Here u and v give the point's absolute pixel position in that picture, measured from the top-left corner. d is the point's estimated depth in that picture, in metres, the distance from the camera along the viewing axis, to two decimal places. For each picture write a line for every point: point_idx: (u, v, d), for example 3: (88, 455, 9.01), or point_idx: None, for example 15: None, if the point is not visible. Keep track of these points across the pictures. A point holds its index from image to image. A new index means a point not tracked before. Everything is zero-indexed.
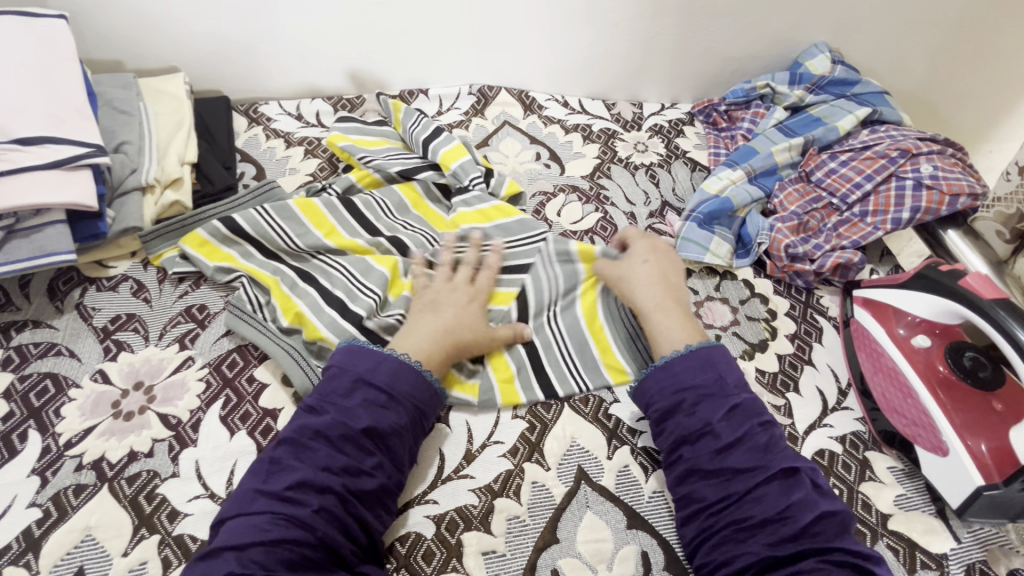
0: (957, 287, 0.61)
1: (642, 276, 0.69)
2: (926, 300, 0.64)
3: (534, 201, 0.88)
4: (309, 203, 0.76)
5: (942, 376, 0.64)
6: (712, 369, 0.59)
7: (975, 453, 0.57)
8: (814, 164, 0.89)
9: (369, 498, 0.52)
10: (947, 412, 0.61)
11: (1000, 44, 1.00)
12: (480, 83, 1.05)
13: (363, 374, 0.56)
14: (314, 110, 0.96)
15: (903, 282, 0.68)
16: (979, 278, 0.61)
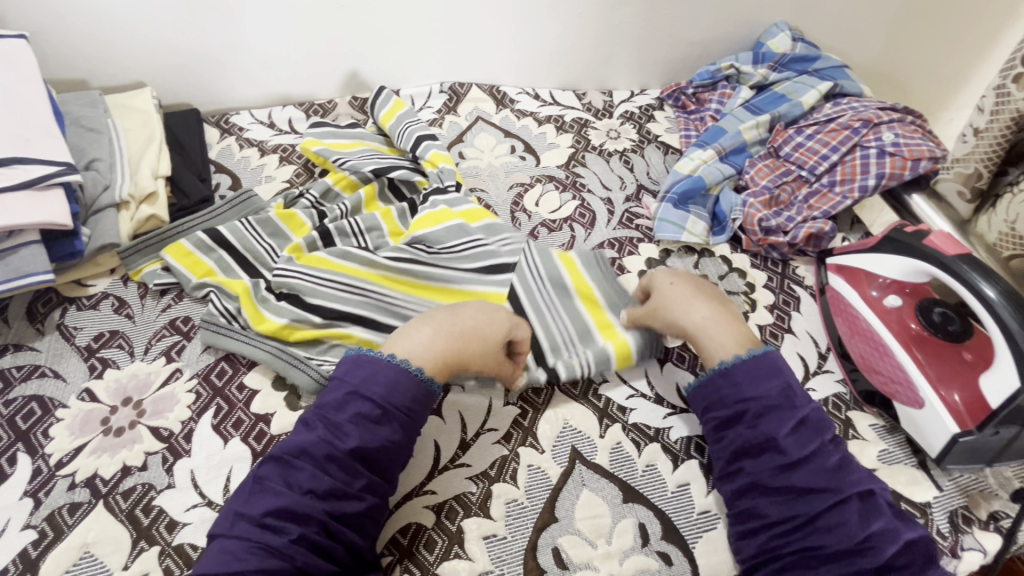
0: (921, 246, 0.63)
1: (676, 295, 0.64)
2: (895, 261, 0.66)
3: (513, 193, 0.90)
4: (290, 213, 0.77)
5: (914, 333, 0.65)
6: (763, 375, 0.57)
7: (950, 403, 0.59)
8: (781, 139, 0.91)
9: (364, 512, 0.51)
10: (920, 366, 0.62)
11: (950, 11, 1.03)
12: (450, 81, 1.05)
13: (358, 386, 0.53)
14: (286, 117, 0.96)
15: (872, 245, 0.70)
16: (942, 236, 0.63)
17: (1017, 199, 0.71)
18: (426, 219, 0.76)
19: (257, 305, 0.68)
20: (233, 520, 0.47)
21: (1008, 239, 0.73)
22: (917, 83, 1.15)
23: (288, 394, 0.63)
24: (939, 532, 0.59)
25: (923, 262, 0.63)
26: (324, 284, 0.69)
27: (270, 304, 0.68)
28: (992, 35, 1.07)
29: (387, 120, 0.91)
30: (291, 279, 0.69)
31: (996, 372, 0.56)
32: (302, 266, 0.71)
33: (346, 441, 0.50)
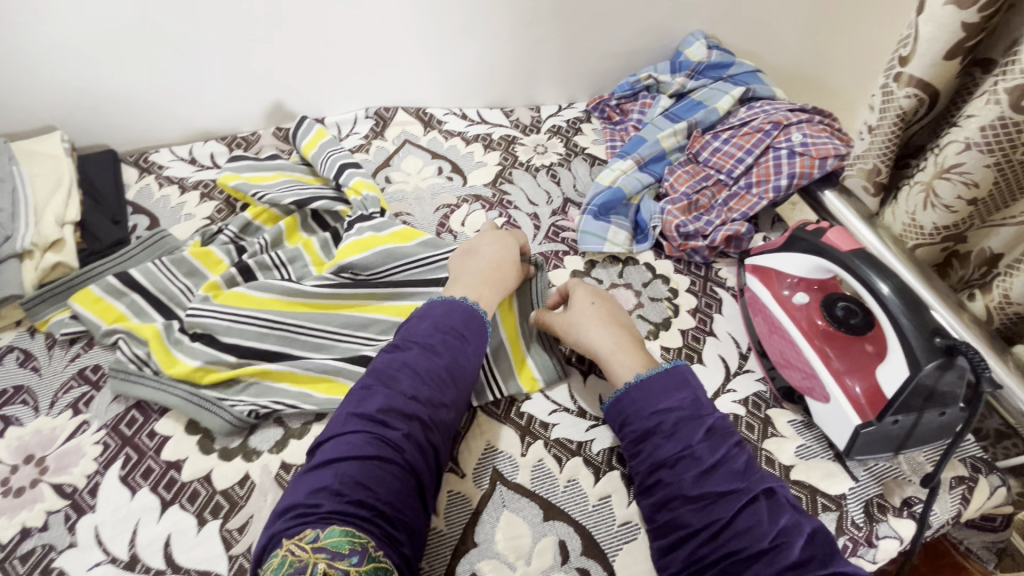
0: (821, 244, 0.65)
1: (589, 319, 0.68)
2: (801, 259, 0.67)
3: (440, 214, 0.90)
4: (206, 250, 0.76)
5: (822, 329, 0.66)
6: (676, 381, 0.60)
7: (852, 396, 0.61)
8: (699, 145, 0.94)
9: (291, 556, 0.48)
10: (827, 360, 0.64)
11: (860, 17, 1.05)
12: (376, 106, 1.06)
13: (411, 360, 0.58)
14: (207, 152, 0.95)
15: (781, 245, 0.71)
16: (838, 232, 0.64)
17: (912, 192, 0.74)
18: (353, 246, 0.75)
19: (166, 351, 0.66)
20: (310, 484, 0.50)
21: (911, 230, 0.76)
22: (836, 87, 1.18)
23: (201, 437, 0.62)
24: (855, 523, 0.60)
25: (825, 260, 0.65)
26: (245, 322, 0.69)
27: (182, 350, 0.67)
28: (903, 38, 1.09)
29: (310, 150, 0.90)
30: (208, 318, 0.68)
31: (890, 365, 0.58)
32: (219, 305, 0.70)
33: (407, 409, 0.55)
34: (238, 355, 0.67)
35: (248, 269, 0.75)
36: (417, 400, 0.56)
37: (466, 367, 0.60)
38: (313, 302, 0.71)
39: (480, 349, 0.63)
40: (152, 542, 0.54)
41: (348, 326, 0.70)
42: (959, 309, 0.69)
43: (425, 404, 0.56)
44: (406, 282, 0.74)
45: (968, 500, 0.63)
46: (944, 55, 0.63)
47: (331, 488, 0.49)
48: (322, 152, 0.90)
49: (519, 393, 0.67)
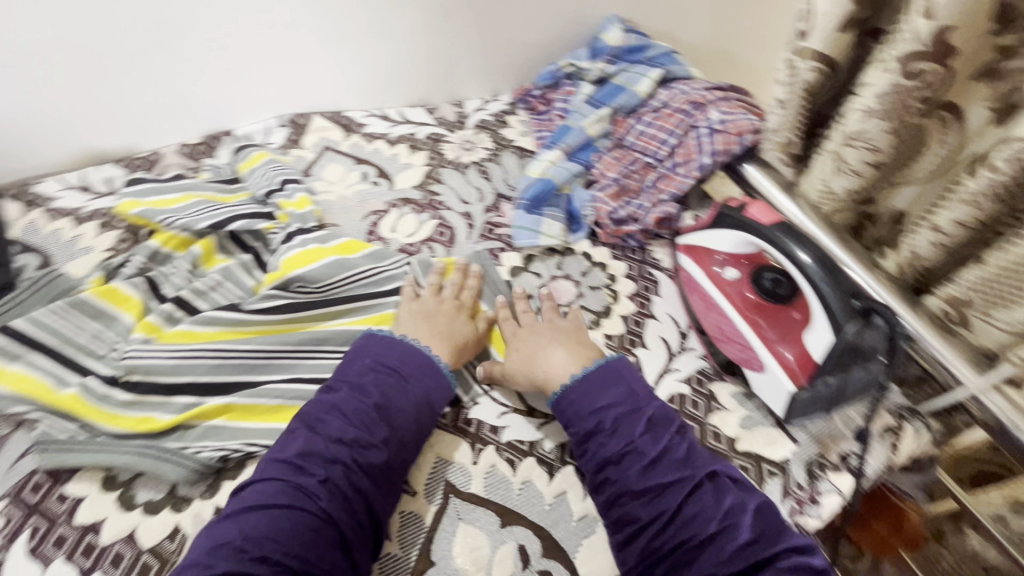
0: (744, 221, 0.66)
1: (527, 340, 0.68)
2: (727, 235, 0.69)
3: (368, 222, 0.86)
4: (110, 288, 0.69)
5: (753, 302, 0.68)
6: (605, 380, 0.60)
7: (784, 363, 0.64)
8: (624, 130, 0.95)
9: None
10: (759, 331, 0.66)
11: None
12: (290, 113, 1.00)
13: (337, 401, 0.57)
14: (103, 177, 0.86)
15: (708, 223, 0.73)
16: (760, 208, 0.66)
17: (824, 160, 0.77)
18: (299, 258, 0.73)
19: (104, 409, 0.60)
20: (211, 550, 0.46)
21: (826, 196, 0.80)
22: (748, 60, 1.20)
23: (120, 493, 0.56)
24: (798, 484, 0.62)
25: (749, 234, 0.66)
26: (193, 359, 0.65)
27: (129, 406, 0.61)
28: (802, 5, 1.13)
29: (245, 168, 0.86)
30: (150, 363, 0.63)
31: (817, 328, 0.61)
32: (160, 346, 0.65)
33: (328, 450, 0.53)
34: (196, 395, 0.63)
35: (182, 302, 0.70)
36: (342, 442, 0.54)
37: (402, 405, 0.58)
38: (271, 323, 0.69)
39: (418, 385, 0.60)
40: None
41: (307, 345, 0.68)
42: (874, 268, 0.73)
43: (354, 446, 0.54)
44: (361, 293, 0.73)
45: (897, 446, 0.67)
46: (839, 27, 0.65)
47: (232, 544, 0.46)
48: (259, 169, 0.86)
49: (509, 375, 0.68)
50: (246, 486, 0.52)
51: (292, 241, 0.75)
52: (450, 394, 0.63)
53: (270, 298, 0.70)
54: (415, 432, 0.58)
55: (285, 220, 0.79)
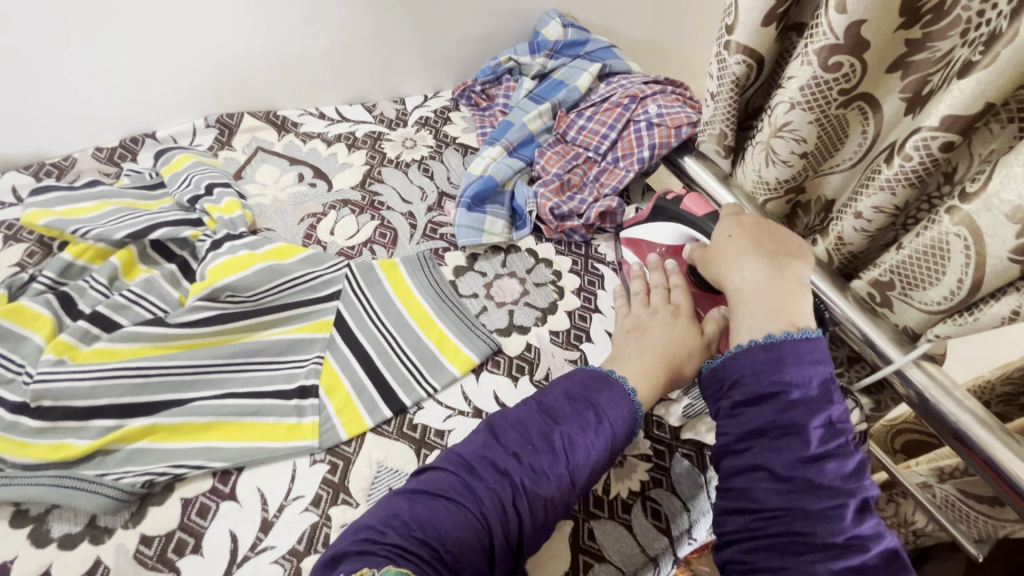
0: (678, 211, 0.69)
1: (729, 243, 0.56)
2: (666, 228, 0.71)
3: (305, 225, 0.83)
4: (16, 307, 0.64)
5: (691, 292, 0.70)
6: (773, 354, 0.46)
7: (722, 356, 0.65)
8: (566, 124, 0.94)
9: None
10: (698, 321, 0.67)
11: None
12: (219, 113, 0.95)
13: (547, 404, 0.53)
14: (7, 185, 0.80)
15: (645, 217, 0.74)
16: (693, 199, 0.69)
17: (756, 151, 0.80)
18: (227, 266, 0.69)
19: (11, 437, 0.55)
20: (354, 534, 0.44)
21: (760, 186, 0.82)
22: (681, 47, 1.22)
23: (32, 528, 0.52)
24: None
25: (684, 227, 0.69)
26: (112, 377, 0.60)
27: (41, 434, 0.56)
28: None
29: (170, 172, 0.81)
30: (61, 384, 0.59)
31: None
32: (74, 365, 0.60)
33: (510, 463, 0.48)
34: (117, 417, 0.58)
35: (98, 317, 0.65)
36: (516, 458, 0.49)
37: (571, 430, 0.50)
38: (199, 336, 0.65)
39: (566, 425, 0.51)
40: None
41: (240, 356, 0.65)
42: None
43: (528, 470, 0.48)
44: (297, 300, 0.71)
45: None
46: (761, 22, 0.67)
47: (368, 526, 0.44)
48: (183, 173, 0.81)
49: (454, 379, 0.67)
50: (376, 521, 0.44)
51: (220, 249, 0.71)
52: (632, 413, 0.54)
53: (199, 310, 0.67)
54: (595, 476, 0.52)
55: (213, 225, 0.75)
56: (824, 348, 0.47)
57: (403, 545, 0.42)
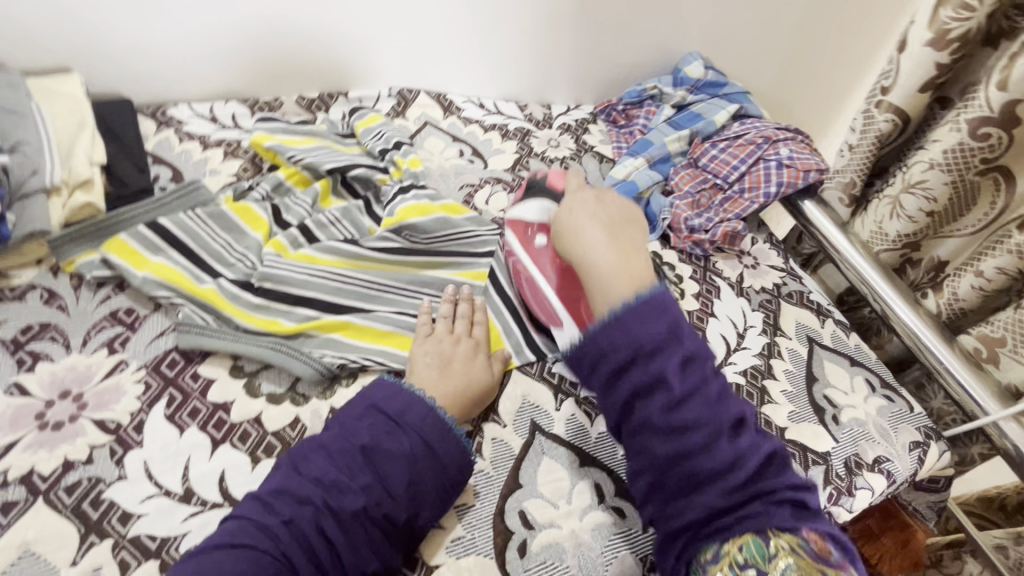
0: (544, 185, 0.79)
1: (591, 241, 0.63)
2: (538, 206, 0.75)
3: (464, 192, 0.94)
4: (244, 207, 0.76)
5: (560, 264, 0.72)
6: (651, 312, 0.55)
7: (576, 320, 0.68)
8: (699, 152, 1.03)
9: (348, 520, 0.51)
10: (552, 286, 0.71)
11: (829, 42, 1.19)
12: (399, 86, 1.08)
13: (376, 404, 0.58)
14: (229, 112, 0.94)
15: (523, 197, 0.78)
16: (557, 175, 0.80)
17: (882, 204, 0.87)
18: (412, 210, 0.80)
19: (237, 306, 0.67)
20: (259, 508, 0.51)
21: (878, 236, 0.90)
22: (811, 102, 1.30)
23: (247, 381, 0.62)
24: (838, 475, 0.70)
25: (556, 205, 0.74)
26: (319, 279, 0.71)
27: (258, 309, 0.67)
28: (872, 61, 1.22)
29: (362, 126, 0.93)
30: (279, 273, 0.70)
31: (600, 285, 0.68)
32: (288, 261, 0.72)
33: (325, 475, 0.53)
34: (316, 309, 0.69)
35: (304, 229, 0.77)
36: (319, 482, 0.52)
37: (387, 450, 0.55)
38: (380, 261, 0.75)
39: (417, 434, 0.56)
40: (205, 477, 0.55)
41: (415, 285, 0.75)
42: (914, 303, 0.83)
43: (330, 488, 0.52)
44: (461, 250, 0.80)
45: (922, 460, 0.75)
46: (919, 87, 0.76)
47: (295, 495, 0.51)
48: (375, 129, 0.93)
49: None
50: (341, 417, 0.58)
51: (406, 195, 0.82)
52: (460, 446, 0.58)
53: (384, 240, 0.78)
54: (438, 492, 0.55)
55: (399, 174, 0.87)
56: (663, 305, 0.56)
57: (373, 428, 0.56)
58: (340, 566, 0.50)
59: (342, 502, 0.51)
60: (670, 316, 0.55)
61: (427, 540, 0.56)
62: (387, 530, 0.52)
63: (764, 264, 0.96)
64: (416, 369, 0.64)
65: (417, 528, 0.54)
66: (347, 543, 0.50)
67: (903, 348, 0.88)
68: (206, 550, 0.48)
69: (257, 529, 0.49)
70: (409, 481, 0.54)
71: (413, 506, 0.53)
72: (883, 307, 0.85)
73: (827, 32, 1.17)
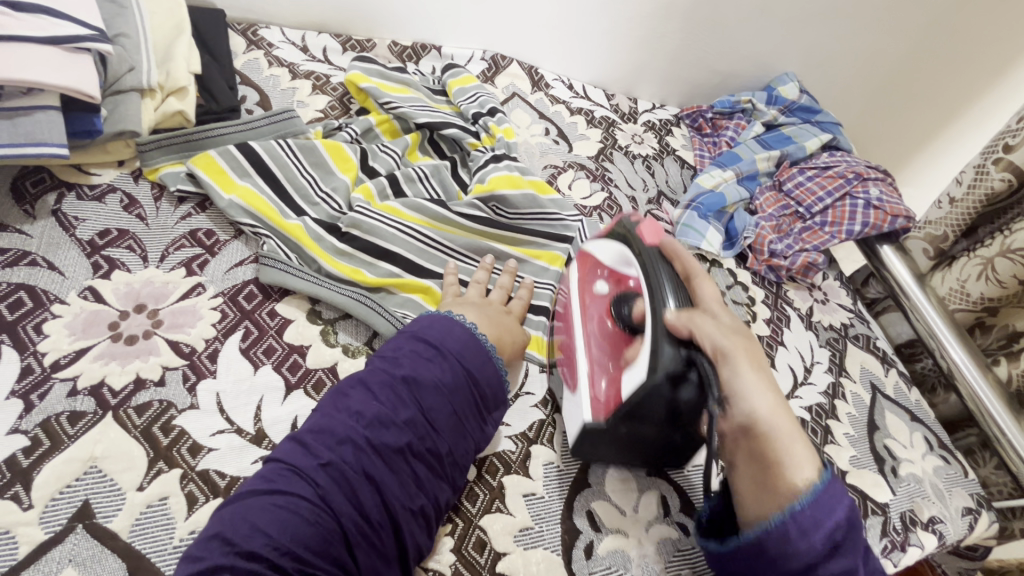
0: (630, 233, 0.61)
1: (742, 388, 0.50)
2: (613, 245, 0.62)
3: (547, 172, 0.91)
4: (335, 145, 0.72)
5: (607, 329, 0.60)
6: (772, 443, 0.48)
7: (595, 395, 0.56)
8: (786, 175, 1.01)
9: (391, 456, 0.47)
10: (588, 347, 0.59)
11: (934, 82, 1.12)
12: (491, 51, 1.04)
13: (418, 331, 0.55)
14: (321, 45, 0.89)
15: (606, 233, 0.65)
16: (650, 227, 0.60)
17: (970, 263, 0.85)
18: (503, 180, 0.76)
19: (322, 248, 0.63)
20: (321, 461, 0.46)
21: (956, 295, 0.87)
22: (913, 146, 1.21)
23: (324, 329, 0.59)
24: (895, 529, 0.68)
25: (629, 249, 0.60)
26: (409, 234, 0.68)
27: (341, 255, 0.64)
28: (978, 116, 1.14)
29: (457, 85, 0.88)
30: (366, 221, 0.66)
31: (636, 365, 0.53)
32: (377, 209, 0.68)
33: (367, 410, 0.49)
34: (399, 266, 0.66)
35: (392, 180, 0.73)
36: (362, 418, 0.48)
37: (430, 380, 0.52)
38: (464, 227, 0.71)
39: (460, 364, 0.54)
40: (278, 421, 0.52)
41: (497, 259, 0.72)
42: (987, 368, 0.81)
43: (373, 423, 0.48)
44: (545, 232, 0.76)
45: (973, 526, 0.74)
46: None
47: (354, 443, 0.47)
48: (470, 91, 0.88)
49: None
50: (380, 350, 0.54)
51: (499, 164, 0.78)
52: (499, 381, 0.56)
53: (471, 207, 0.73)
54: (472, 427, 0.53)
55: (491, 142, 0.82)
56: (834, 504, 0.45)
57: (414, 357, 0.53)
58: (385, 508, 0.46)
59: (383, 438, 0.48)
60: (846, 513, 0.45)
61: (494, 525, 0.53)
62: (433, 465, 0.50)
63: (834, 302, 0.93)
64: (448, 303, 0.62)
65: (460, 461, 0.52)
66: (392, 481, 0.47)
67: (960, 410, 0.87)
68: (246, 497, 0.44)
69: (294, 476, 0.45)
70: (453, 418, 0.51)
71: (455, 437, 0.52)
72: (947, 363, 0.82)
73: (933, 66, 1.10)
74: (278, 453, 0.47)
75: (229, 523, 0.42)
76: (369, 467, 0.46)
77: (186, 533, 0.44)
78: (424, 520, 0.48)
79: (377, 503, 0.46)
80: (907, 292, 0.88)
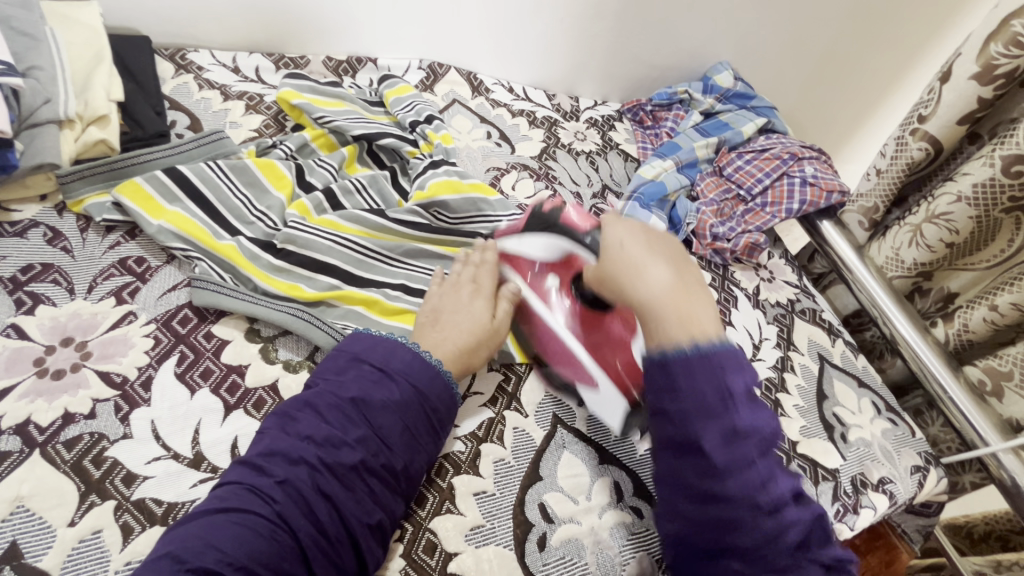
0: (559, 225, 0.65)
1: (640, 277, 0.53)
2: (541, 239, 0.67)
3: (490, 175, 0.92)
4: (268, 162, 0.72)
5: (572, 306, 0.67)
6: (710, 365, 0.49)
7: (612, 373, 0.64)
8: (725, 160, 1.04)
9: (345, 474, 0.47)
10: (582, 343, 0.66)
11: (861, 60, 1.16)
12: (429, 59, 1.05)
13: (360, 353, 0.55)
14: (253, 65, 0.89)
15: (523, 225, 0.70)
16: (573, 213, 0.65)
17: (901, 231, 0.88)
18: (444, 185, 0.75)
19: (257, 267, 0.63)
20: (252, 478, 0.45)
21: (893, 262, 0.90)
22: (849, 121, 1.27)
23: (264, 347, 0.59)
24: (845, 492, 0.71)
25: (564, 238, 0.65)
26: (346, 247, 0.68)
27: (278, 272, 0.64)
28: (899, 90, 1.20)
29: (393, 96, 0.89)
30: (304, 236, 0.66)
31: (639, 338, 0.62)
32: (313, 224, 0.68)
33: (302, 428, 0.49)
34: (339, 278, 0.66)
35: (329, 195, 0.73)
36: (312, 440, 0.48)
37: (382, 400, 0.52)
38: (404, 235, 0.72)
39: (407, 383, 0.54)
40: (217, 443, 0.51)
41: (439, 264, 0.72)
42: (926, 331, 0.84)
43: (324, 445, 0.48)
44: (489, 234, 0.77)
45: (922, 484, 0.76)
46: (957, 119, 0.78)
47: (291, 456, 0.47)
48: (407, 99, 0.88)
49: None
50: (321, 373, 0.54)
51: (438, 170, 0.78)
52: (448, 393, 0.56)
53: (411, 214, 0.73)
54: (423, 440, 0.53)
55: (430, 149, 0.83)
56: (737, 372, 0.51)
57: (361, 380, 0.52)
58: (341, 523, 0.46)
59: (337, 457, 0.47)
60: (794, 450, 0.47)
61: (446, 526, 0.54)
62: (389, 481, 0.50)
63: (780, 279, 0.96)
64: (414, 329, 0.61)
65: (416, 476, 0.52)
66: (346, 496, 0.47)
67: (906, 373, 0.90)
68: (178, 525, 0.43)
69: (250, 494, 0.44)
70: (403, 435, 0.51)
71: (410, 452, 0.51)
72: (890, 330, 0.84)
73: (862, 47, 1.14)
74: (230, 476, 0.47)
75: (182, 541, 0.41)
76: (304, 482, 0.45)
77: (122, 564, 0.44)
78: (381, 534, 0.48)
79: (334, 518, 0.46)
80: (850, 266, 0.91)
